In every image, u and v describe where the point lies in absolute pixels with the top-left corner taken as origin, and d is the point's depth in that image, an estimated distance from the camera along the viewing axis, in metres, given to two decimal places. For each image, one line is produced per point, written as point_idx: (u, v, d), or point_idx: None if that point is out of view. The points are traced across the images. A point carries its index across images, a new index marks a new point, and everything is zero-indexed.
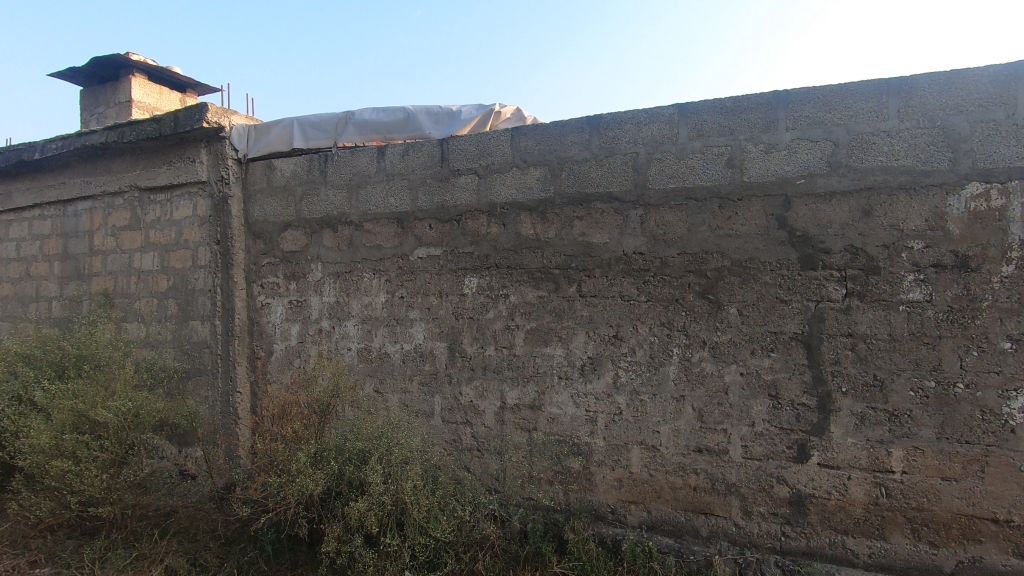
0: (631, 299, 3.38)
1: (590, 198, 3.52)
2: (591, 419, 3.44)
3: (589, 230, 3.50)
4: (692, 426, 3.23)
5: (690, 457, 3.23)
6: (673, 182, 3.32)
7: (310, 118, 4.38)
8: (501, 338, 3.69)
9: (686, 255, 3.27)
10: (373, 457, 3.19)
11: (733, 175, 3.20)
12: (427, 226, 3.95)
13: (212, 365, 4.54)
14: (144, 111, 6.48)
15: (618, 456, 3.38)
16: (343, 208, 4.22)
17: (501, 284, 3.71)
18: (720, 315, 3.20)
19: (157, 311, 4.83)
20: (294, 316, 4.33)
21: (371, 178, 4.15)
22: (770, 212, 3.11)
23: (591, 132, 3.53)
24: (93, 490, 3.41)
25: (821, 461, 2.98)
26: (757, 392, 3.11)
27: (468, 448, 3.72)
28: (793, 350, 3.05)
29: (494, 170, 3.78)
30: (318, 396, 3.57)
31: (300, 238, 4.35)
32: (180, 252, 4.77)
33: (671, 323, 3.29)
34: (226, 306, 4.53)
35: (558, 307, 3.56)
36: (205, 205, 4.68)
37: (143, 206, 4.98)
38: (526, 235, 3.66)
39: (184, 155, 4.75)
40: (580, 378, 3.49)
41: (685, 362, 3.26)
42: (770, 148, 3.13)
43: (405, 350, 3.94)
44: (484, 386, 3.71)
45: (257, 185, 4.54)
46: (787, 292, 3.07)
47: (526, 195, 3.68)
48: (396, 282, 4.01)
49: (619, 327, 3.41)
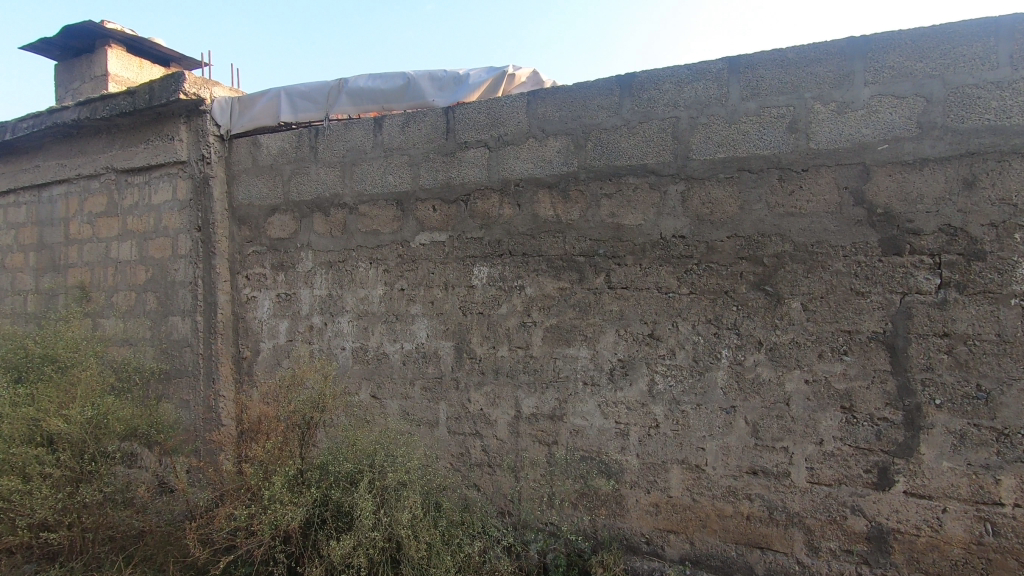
0: (670, 291, 2.85)
1: (620, 172, 2.98)
2: (623, 432, 2.93)
3: (619, 210, 2.97)
4: (745, 443, 2.70)
5: (742, 480, 2.70)
6: (722, 151, 2.78)
7: (299, 88, 3.87)
8: (515, 338, 3.17)
9: (738, 238, 2.74)
10: (363, 480, 2.70)
11: (797, 141, 2.64)
12: (430, 208, 3.44)
13: (193, 366, 4.08)
14: (122, 85, 6.05)
15: (654, 476, 2.86)
16: (336, 188, 3.73)
17: (515, 274, 3.19)
18: (779, 310, 2.66)
19: (135, 305, 4.37)
20: (283, 312, 3.85)
21: (368, 154, 3.64)
22: (844, 184, 2.56)
23: (622, 94, 2.99)
24: (43, 513, 2.95)
25: (908, 490, 2.43)
26: (826, 403, 2.58)
27: (478, 464, 3.22)
28: (872, 353, 2.51)
29: (507, 141, 3.25)
30: (301, 405, 3.06)
31: (289, 224, 3.87)
32: (160, 240, 4.30)
33: (718, 320, 2.76)
34: (207, 300, 4.05)
35: (583, 301, 3.03)
36: (185, 187, 4.20)
37: (120, 189, 4.51)
38: (545, 217, 3.14)
39: (162, 132, 4.27)
40: (609, 385, 2.97)
41: (736, 366, 2.73)
42: (843, 107, 2.57)
43: (405, 350, 3.45)
44: (496, 393, 3.20)
45: (241, 165, 4.06)
46: (864, 282, 2.53)
47: (544, 170, 3.15)
48: (396, 273, 3.51)
49: (655, 325, 2.88)
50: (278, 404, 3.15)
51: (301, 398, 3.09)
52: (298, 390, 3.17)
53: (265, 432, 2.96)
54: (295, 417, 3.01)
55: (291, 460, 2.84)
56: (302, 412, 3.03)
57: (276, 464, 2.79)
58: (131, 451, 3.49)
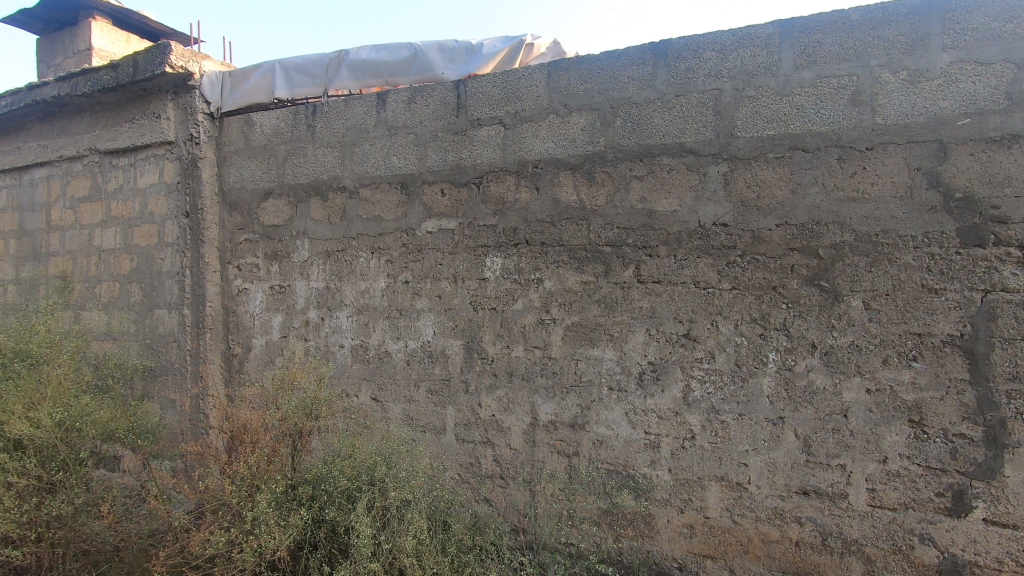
0: (709, 287, 2.53)
1: (653, 151, 2.65)
2: (653, 444, 2.61)
3: (651, 195, 2.64)
4: (795, 459, 2.38)
5: (791, 501, 2.38)
6: (772, 127, 2.44)
7: (295, 61, 3.54)
8: (532, 337, 2.85)
9: (789, 226, 2.41)
10: (361, 500, 2.39)
11: (860, 116, 2.31)
12: (438, 192, 3.11)
13: (180, 363, 3.77)
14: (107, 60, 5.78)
15: (689, 494, 2.54)
16: (335, 170, 3.40)
17: (532, 266, 2.87)
18: (837, 308, 2.33)
19: (119, 297, 4.06)
20: (276, 305, 3.54)
21: (370, 133, 3.31)
22: (917, 164, 2.23)
23: (656, 64, 2.66)
24: (5, 527, 2.64)
25: (989, 518, 2.11)
26: (891, 416, 2.25)
27: (489, 476, 2.91)
28: (946, 360, 2.18)
29: (525, 118, 2.92)
30: (292, 411, 2.75)
31: (284, 209, 3.55)
32: (146, 227, 3.99)
33: (765, 319, 2.44)
34: (195, 292, 3.74)
35: (609, 296, 2.71)
36: (172, 170, 3.88)
37: (104, 172, 4.20)
38: (567, 202, 2.81)
39: (148, 110, 3.95)
40: (638, 391, 2.64)
41: (786, 372, 2.40)
42: (916, 75, 2.24)
43: (410, 348, 3.13)
44: (510, 398, 2.88)
45: (232, 145, 3.73)
46: (938, 278, 2.20)
47: (566, 150, 2.82)
48: (400, 264, 3.19)
49: (692, 324, 2.56)
50: (267, 410, 2.83)
51: (292, 403, 2.77)
52: (291, 394, 2.86)
53: (250, 443, 2.65)
54: (284, 426, 2.69)
55: (281, 475, 2.53)
56: (292, 420, 2.71)
57: (263, 480, 2.48)
58: (109, 456, 3.20)
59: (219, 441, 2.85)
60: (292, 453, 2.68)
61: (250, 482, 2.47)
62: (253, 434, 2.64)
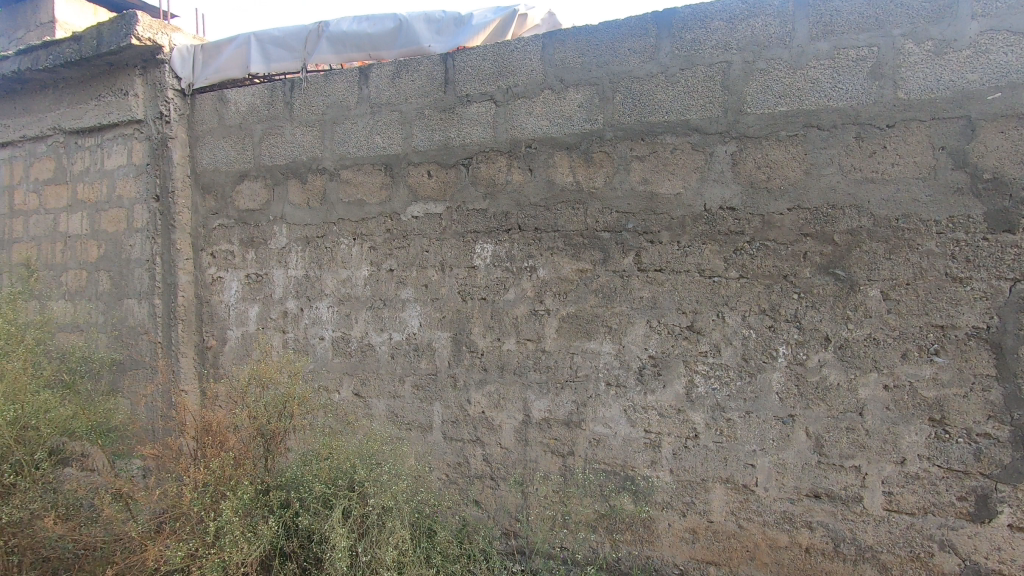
0: (715, 276, 2.36)
1: (656, 129, 2.46)
2: (653, 443, 2.44)
3: (654, 176, 2.46)
4: (805, 460, 2.22)
5: (801, 505, 2.23)
6: (785, 102, 2.26)
7: (271, 33, 3.30)
8: (524, 329, 2.67)
9: (802, 210, 2.24)
10: (337, 508, 2.21)
11: (880, 90, 2.14)
12: (424, 174, 2.91)
13: (151, 356, 3.55)
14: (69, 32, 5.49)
15: (691, 497, 2.38)
16: (315, 151, 3.18)
17: (525, 253, 2.68)
18: (853, 299, 2.17)
19: (86, 286, 3.82)
20: (252, 295, 3.32)
21: (352, 110, 3.09)
22: (941, 143, 2.06)
23: (659, 35, 2.46)
24: None
25: (1015, 524, 1.97)
26: (910, 415, 2.10)
27: (478, 477, 2.73)
28: (971, 355, 2.03)
29: (518, 94, 2.72)
30: (263, 408, 2.55)
31: (260, 192, 3.33)
32: (114, 212, 3.75)
33: (774, 311, 2.27)
34: (167, 280, 3.52)
35: (607, 285, 2.53)
36: (142, 150, 3.64)
37: (69, 152, 3.94)
38: (562, 184, 2.62)
39: (115, 87, 3.70)
40: (637, 387, 2.47)
41: (797, 367, 2.24)
42: (943, 46, 2.06)
43: (394, 341, 2.94)
44: (500, 393, 2.70)
45: (205, 124, 3.50)
46: (963, 266, 2.04)
47: (562, 128, 2.63)
48: (384, 251, 2.99)
49: (696, 315, 2.38)
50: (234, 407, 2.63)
51: (264, 400, 2.57)
52: (264, 390, 2.66)
53: (210, 441, 2.38)
54: (255, 424, 2.49)
55: (250, 477, 2.35)
56: (264, 418, 2.51)
57: (230, 484, 2.29)
58: (72, 455, 2.99)
59: (178, 439, 2.61)
60: (264, 453, 2.49)
61: (212, 487, 2.26)
62: (215, 432, 2.38)
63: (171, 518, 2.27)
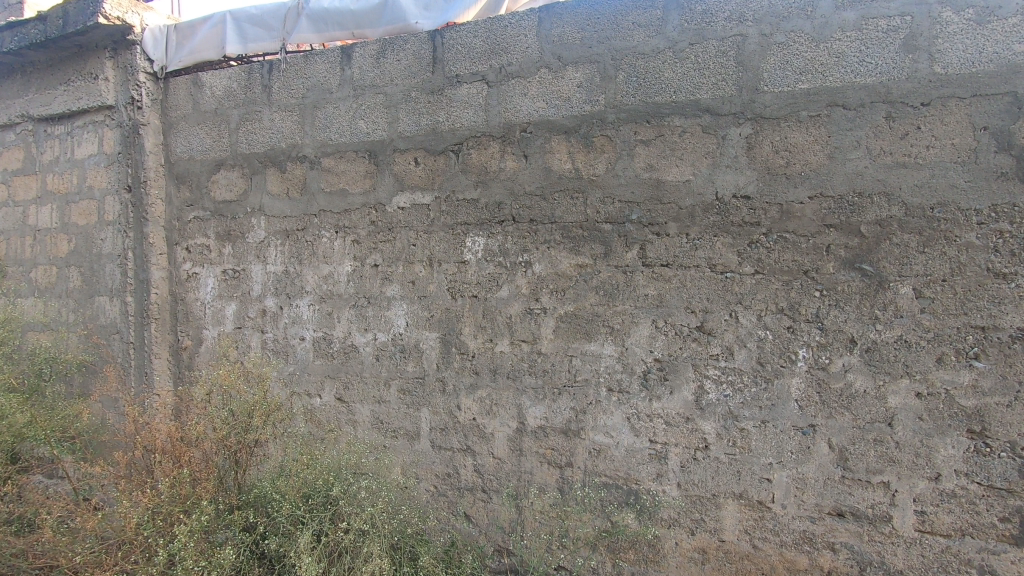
0: (728, 271, 2.14)
1: (663, 111, 2.24)
2: (659, 455, 2.23)
3: (660, 162, 2.24)
4: (828, 475, 2.01)
5: (823, 525, 2.02)
6: (806, 79, 2.04)
7: (248, 11, 3.08)
8: (519, 329, 2.45)
9: (825, 199, 2.03)
10: (307, 532, 2.01)
11: (914, 64, 1.92)
12: (410, 161, 2.69)
13: (122, 357, 3.33)
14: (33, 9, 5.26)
15: (701, 514, 2.17)
16: (295, 137, 2.96)
17: (519, 247, 2.46)
18: (881, 297, 1.96)
19: (56, 283, 3.60)
20: (229, 293, 3.11)
21: (333, 93, 2.87)
22: (983, 122, 1.85)
23: (666, 7, 2.24)
24: None
25: None
26: (946, 426, 1.89)
27: (469, 489, 2.52)
28: (1016, 359, 1.82)
29: (512, 73, 2.50)
30: (228, 416, 2.33)
31: (237, 182, 3.11)
32: (85, 204, 3.53)
33: (793, 310, 2.06)
34: (139, 277, 3.30)
35: (609, 282, 2.31)
36: (113, 138, 3.42)
37: (38, 141, 3.71)
38: (560, 171, 2.40)
39: (84, 70, 3.47)
40: (642, 393, 2.26)
41: (818, 372, 2.03)
42: (985, 15, 1.85)
43: (379, 341, 2.72)
44: (493, 399, 2.49)
45: (179, 110, 3.27)
46: (1007, 260, 1.83)
47: (560, 110, 2.41)
48: (368, 244, 2.77)
49: (706, 314, 2.17)
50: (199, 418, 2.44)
51: (230, 408, 2.35)
52: (229, 397, 2.44)
53: (173, 460, 2.24)
54: (219, 434, 2.27)
55: (212, 495, 2.13)
56: (229, 427, 2.29)
57: (191, 502, 2.09)
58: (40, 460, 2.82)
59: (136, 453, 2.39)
60: (228, 467, 2.27)
61: (169, 508, 2.06)
62: (178, 448, 2.22)
63: (120, 543, 2.05)
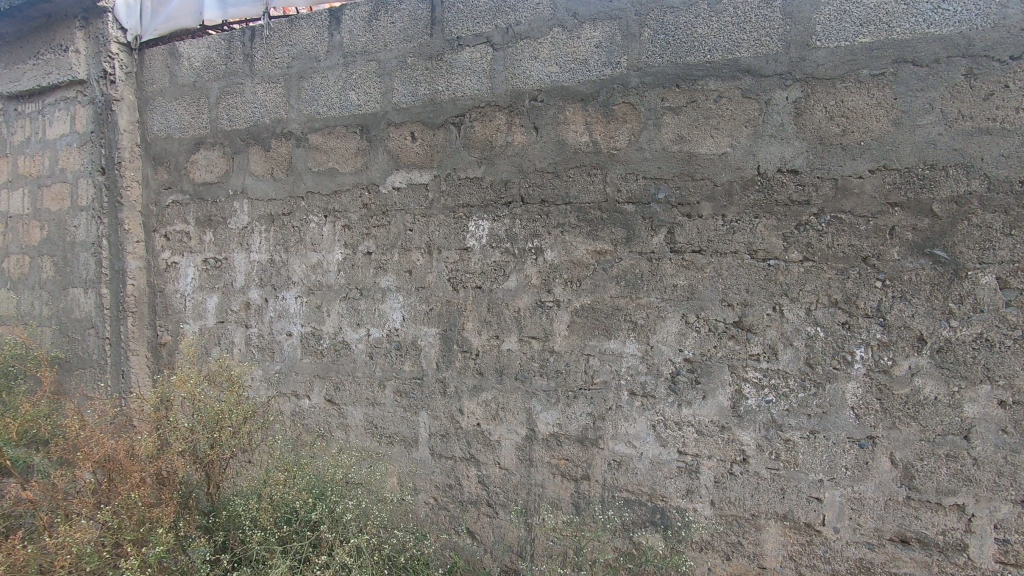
0: (772, 259, 1.85)
1: (695, 73, 1.94)
2: (690, 468, 1.95)
3: (693, 133, 1.94)
4: (890, 495, 1.73)
5: (883, 553, 1.74)
6: (869, 32, 1.74)
7: None
8: (528, 325, 2.17)
9: (889, 173, 1.73)
10: (282, 564, 1.78)
11: (1001, 11, 1.62)
12: (406, 136, 2.40)
13: (98, 354, 3.08)
14: None
15: (739, 537, 1.89)
16: (279, 111, 2.68)
17: (529, 231, 2.17)
18: (957, 288, 1.66)
19: (29, 274, 3.34)
20: (211, 283, 2.84)
21: (321, 61, 2.58)
22: None
23: None
24: None
25: None
26: None
27: (473, 503, 2.25)
28: None
29: (520, 34, 2.20)
30: (194, 425, 2.08)
31: (218, 162, 2.83)
32: (57, 188, 3.26)
33: (850, 303, 1.77)
34: (114, 266, 3.03)
35: (631, 270, 2.02)
36: (85, 116, 3.14)
37: (8, 121, 3.44)
38: (576, 145, 2.10)
39: (54, 42, 3.19)
40: (670, 398, 1.98)
41: (879, 375, 1.74)
42: None
43: (373, 337, 2.45)
44: (499, 403, 2.22)
45: (155, 84, 2.99)
46: None
47: (575, 75, 2.11)
48: (360, 230, 2.49)
49: (745, 308, 1.88)
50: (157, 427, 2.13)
51: (195, 418, 2.07)
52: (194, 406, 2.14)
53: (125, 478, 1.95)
54: (181, 446, 2.01)
55: (174, 517, 1.88)
56: (195, 438, 2.03)
57: (146, 529, 1.84)
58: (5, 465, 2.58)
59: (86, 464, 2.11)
60: (197, 483, 2.02)
61: (121, 536, 1.82)
62: (130, 466, 1.92)
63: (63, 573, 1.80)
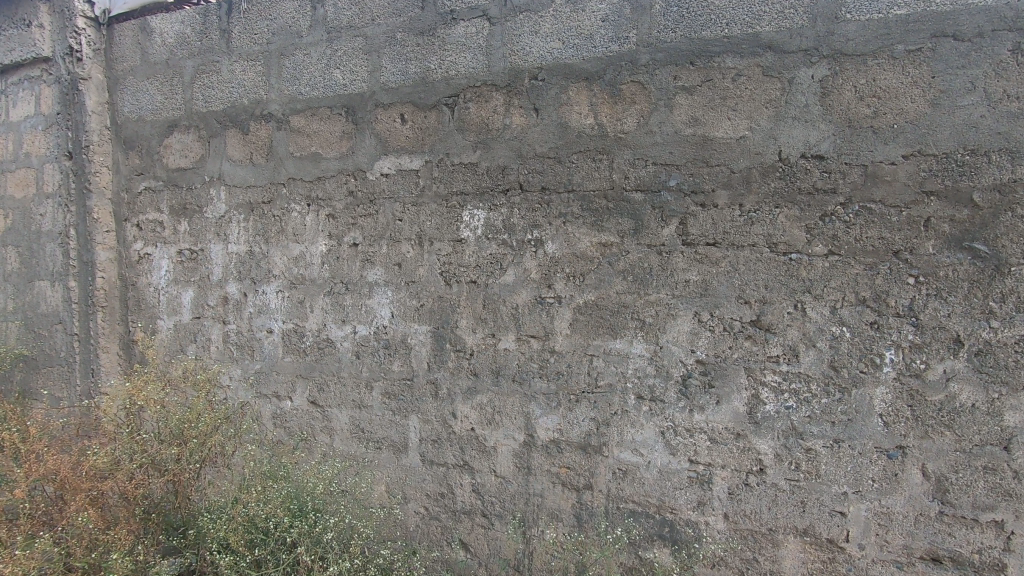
0: (793, 252, 1.70)
1: (712, 49, 1.77)
2: (702, 479, 1.80)
3: (708, 114, 1.78)
4: (921, 510, 1.59)
5: (913, 572, 1.60)
6: (905, 3, 1.58)
7: None
8: (527, 323, 2.01)
9: (924, 159, 1.58)
10: None
11: None
12: (395, 118, 2.22)
13: (66, 351, 2.88)
14: None
15: (755, 553, 1.75)
16: (259, 91, 2.48)
17: (528, 221, 2.01)
18: (998, 284, 1.52)
19: None
20: (186, 277, 2.65)
21: (304, 37, 2.39)
22: None
23: None
24: None
25: None
26: None
27: (466, 513, 2.10)
28: None
29: (519, 7, 2.02)
30: (159, 436, 1.91)
31: (193, 147, 2.63)
32: (22, 173, 3.04)
33: (879, 300, 1.62)
34: (82, 258, 2.83)
35: (639, 264, 1.86)
36: (50, 96, 2.93)
37: None
38: (580, 127, 1.94)
39: (18, 17, 2.97)
40: (680, 403, 1.83)
41: (911, 380, 1.59)
42: None
43: (359, 335, 2.28)
44: (495, 406, 2.06)
45: (126, 63, 2.79)
46: None
47: (579, 51, 1.94)
48: (345, 220, 2.31)
49: (764, 305, 1.73)
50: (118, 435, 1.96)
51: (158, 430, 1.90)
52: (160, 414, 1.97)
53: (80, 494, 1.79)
54: (143, 459, 1.85)
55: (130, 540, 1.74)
56: (158, 451, 1.87)
57: (99, 553, 1.71)
58: None
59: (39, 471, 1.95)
60: (161, 500, 1.87)
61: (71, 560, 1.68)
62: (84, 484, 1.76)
63: None
